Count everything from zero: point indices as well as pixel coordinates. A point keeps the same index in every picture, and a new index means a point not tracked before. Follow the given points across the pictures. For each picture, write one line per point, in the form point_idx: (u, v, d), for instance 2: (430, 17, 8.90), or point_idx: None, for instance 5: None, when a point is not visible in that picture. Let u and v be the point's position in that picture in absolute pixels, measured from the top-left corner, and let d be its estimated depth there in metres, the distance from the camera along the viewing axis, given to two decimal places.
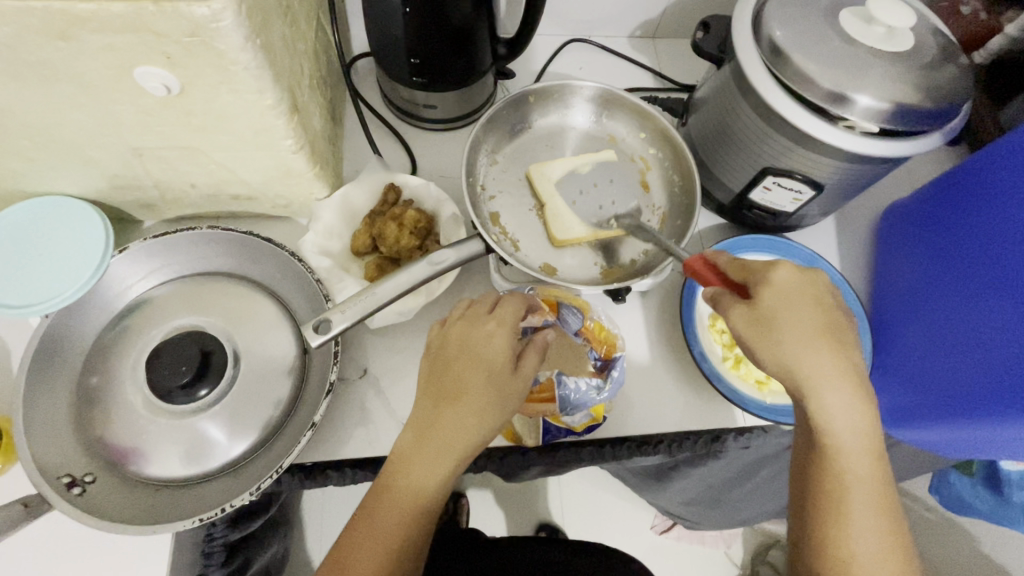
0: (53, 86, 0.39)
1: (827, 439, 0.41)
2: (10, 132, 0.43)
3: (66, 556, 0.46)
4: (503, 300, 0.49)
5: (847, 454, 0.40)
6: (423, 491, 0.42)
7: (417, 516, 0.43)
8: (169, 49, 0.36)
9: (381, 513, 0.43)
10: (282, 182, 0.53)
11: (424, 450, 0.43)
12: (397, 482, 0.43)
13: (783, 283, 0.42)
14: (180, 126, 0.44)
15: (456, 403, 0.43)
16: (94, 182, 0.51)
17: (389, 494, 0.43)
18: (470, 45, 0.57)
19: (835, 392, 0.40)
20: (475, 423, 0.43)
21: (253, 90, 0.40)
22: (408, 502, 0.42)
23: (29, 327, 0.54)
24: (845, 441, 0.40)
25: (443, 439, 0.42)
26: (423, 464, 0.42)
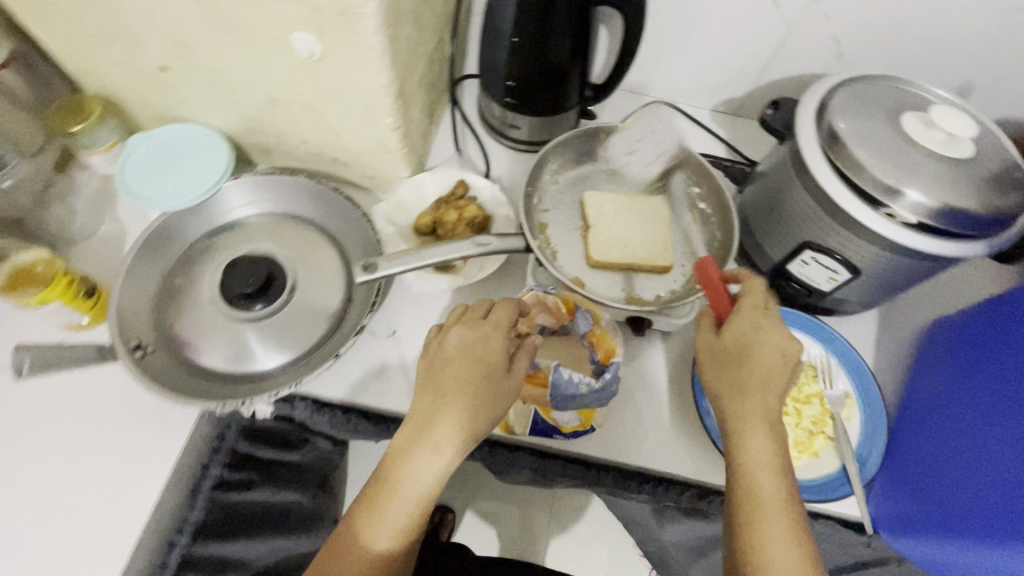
0: (229, 35, 0.50)
1: (752, 475, 0.44)
2: (190, 67, 0.55)
3: (113, 408, 0.54)
4: (496, 305, 0.51)
5: (757, 471, 0.44)
6: (416, 484, 0.45)
7: (413, 511, 0.45)
8: (322, 23, 0.46)
9: (381, 516, 0.45)
10: (375, 155, 0.63)
11: (418, 449, 0.45)
12: (393, 476, 0.45)
13: (740, 326, 0.48)
14: (311, 87, 0.54)
15: (451, 400, 0.46)
16: (234, 121, 0.63)
17: (389, 487, 0.45)
18: (561, 80, 0.66)
19: (761, 438, 0.45)
20: (477, 418, 0.45)
21: (374, 68, 0.50)
22: (405, 499, 0.45)
23: (146, 222, 0.65)
24: (766, 480, 0.43)
25: (437, 433, 0.45)
26: (426, 463, 0.45)
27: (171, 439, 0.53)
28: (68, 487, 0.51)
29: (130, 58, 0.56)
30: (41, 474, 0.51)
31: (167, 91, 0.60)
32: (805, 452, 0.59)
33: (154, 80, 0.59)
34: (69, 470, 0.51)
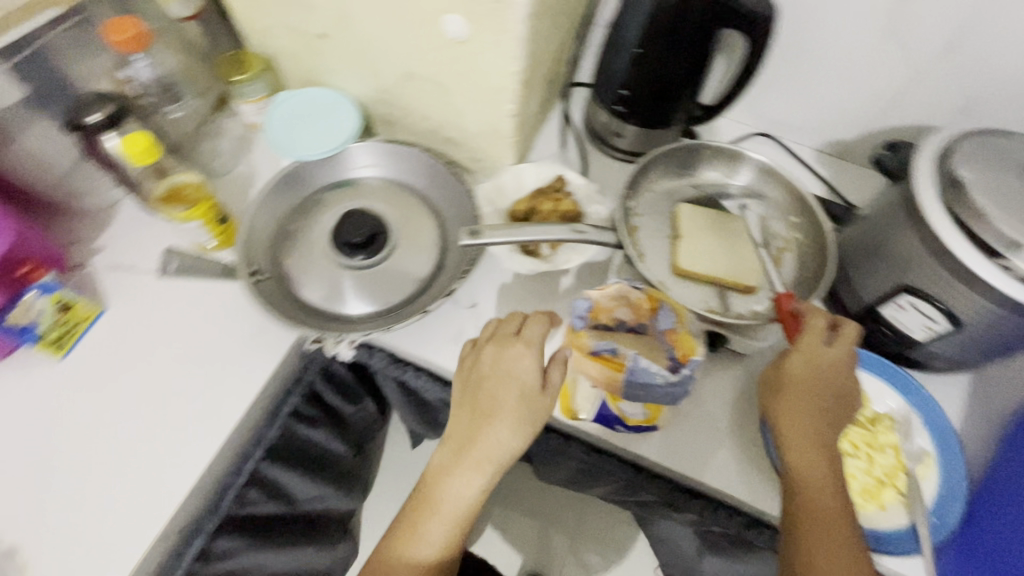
0: (389, 10, 0.56)
1: (806, 500, 0.48)
2: (345, 35, 0.62)
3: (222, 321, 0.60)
4: (529, 321, 0.53)
5: (812, 497, 0.48)
6: (460, 499, 0.50)
7: (454, 523, 0.50)
8: (476, 7, 0.51)
9: (421, 536, 0.50)
10: (487, 138, 0.67)
11: (459, 465, 0.50)
12: (440, 493, 0.50)
13: (797, 360, 0.51)
14: (448, 67, 0.59)
15: (489, 418, 0.50)
16: (369, 90, 0.69)
17: (435, 503, 0.50)
18: (673, 95, 0.68)
19: (815, 466, 0.49)
20: (512, 437, 0.49)
21: (510, 55, 0.54)
22: (450, 512, 0.50)
23: (274, 168, 0.72)
24: (820, 506, 0.47)
25: (478, 450, 0.50)
26: (464, 479, 0.50)
27: (268, 359, 0.59)
28: (176, 380, 0.57)
29: (297, 22, 0.64)
30: (156, 365, 0.58)
31: (318, 56, 0.68)
32: (871, 501, 0.56)
33: (309, 44, 0.66)
34: (178, 368, 0.58)
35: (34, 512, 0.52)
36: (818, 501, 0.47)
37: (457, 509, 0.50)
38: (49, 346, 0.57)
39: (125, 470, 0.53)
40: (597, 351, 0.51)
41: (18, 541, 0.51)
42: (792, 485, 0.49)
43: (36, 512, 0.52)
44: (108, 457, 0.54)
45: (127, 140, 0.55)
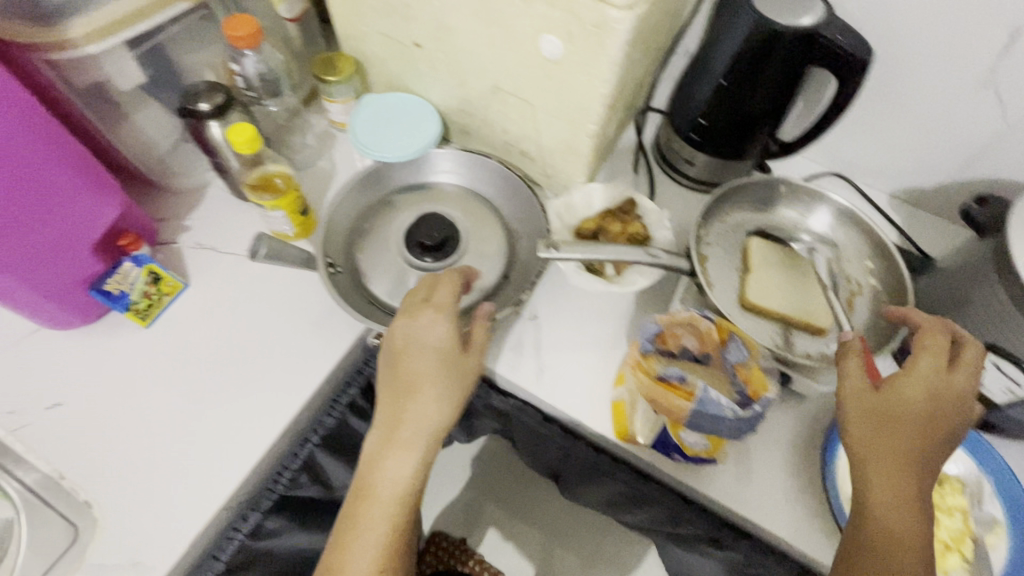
0: (487, 26, 0.58)
1: (890, 512, 0.45)
2: (440, 46, 0.64)
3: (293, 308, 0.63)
4: (437, 288, 0.56)
5: (905, 512, 0.45)
6: (399, 481, 0.50)
7: (396, 507, 0.50)
8: (576, 30, 0.52)
9: (364, 520, 0.50)
10: (563, 155, 0.68)
11: (393, 448, 0.51)
12: (376, 479, 0.50)
13: (920, 375, 0.49)
14: (536, 84, 0.61)
15: (415, 394, 0.51)
16: (451, 100, 0.71)
17: (373, 492, 0.50)
18: (753, 128, 0.68)
19: (904, 480, 0.46)
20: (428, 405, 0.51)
21: (601, 78, 0.55)
22: (389, 497, 0.50)
23: (352, 166, 0.75)
24: (916, 523, 0.45)
25: (409, 428, 0.51)
26: (398, 456, 0.50)
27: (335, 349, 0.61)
28: (248, 359, 0.60)
29: (394, 31, 0.67)
30: (231, 343, 0.61)
31: (408, 63, 0.70)
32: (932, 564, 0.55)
33: (402, 51, 0.69)
34: (251, 348, 0.60)
35: (108, 469, 0.54)
36: (909, 516, 0.45)
37: (398, 488, 0.50)
38: (136, 316, 0.61)
39: (196, 441, 0.56)
40: (665, 377, 0.51)
41: (95, 499, 0.53)
42: (875, 494, 0.46)
43: (110, 468, 0.54)
44: (182, 426, 0.56)
45: (235, 129, 0.56)
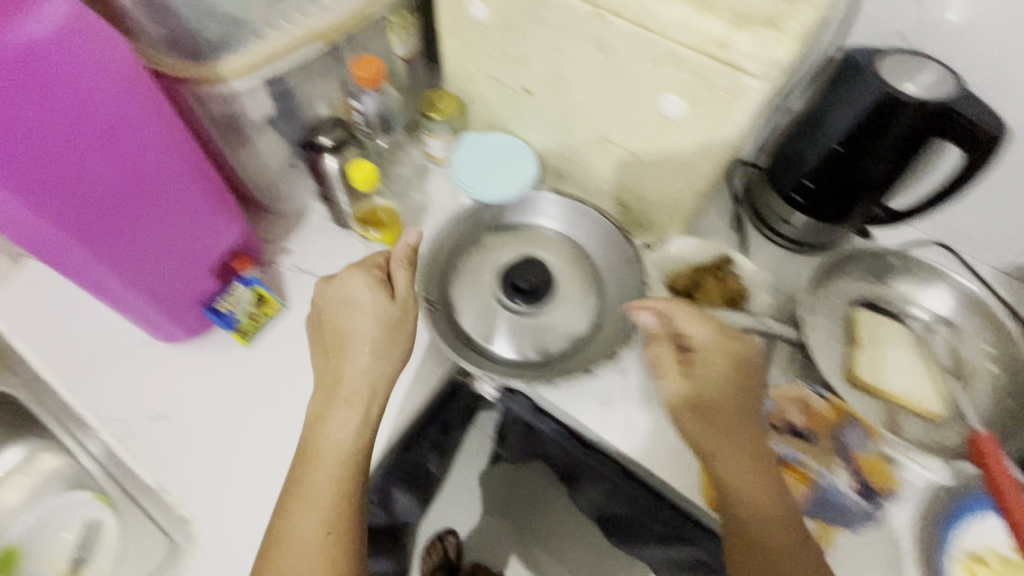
0: (606, 81, 0.58)
1: (755, 508, 0.50)
2: (551, 94, 0.66)
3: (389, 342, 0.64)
4: None
5: (742, 490, 0.50)
6: (339, 443, 0.51)
7: (338, 469, 0.50)
8: (703, 93, 0.52)
9: (308, 486, 0.49)
10: (662, 208, 0.68)
11: (335, 406, 0.52)
12: (319, 444, 0.51)
13: (704, 338, 0.54)
14: (648, 139, 0.61)
15: (343, 350, 0.53)
16: (552, 144, 0.72)
17: (317, 458, 0.50)
18: (863, 195, 0.66)
19: (738, 463, 0.51)
20: (353, 351, 0.53)
21: (722, 140, 0.55)
22: (332, 456, 0.50)
23: (447, 201, 0.77)
24: (749, 497, 0.50)
25: (345, 386, 0.52)
26: (340, 414, 0.51)
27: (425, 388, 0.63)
28: None
29: (505, 76, 0.68)
30: None
31: (513, 107, 0.72)
32: None
33: (509, 95, 0.71)
34: None
35: (211, 483, 0.57)
36: (750, 496, 0.50)
37: (340, 450, 0.51)
38: (241, 335, 0.63)
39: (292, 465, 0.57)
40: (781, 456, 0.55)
41: (193, 516, 0.55)
42: (732, 490, 0.51)
43: (212, 483, 0.57)
44: (279, 451, 0.58)
45: (355, 164, 0.58)
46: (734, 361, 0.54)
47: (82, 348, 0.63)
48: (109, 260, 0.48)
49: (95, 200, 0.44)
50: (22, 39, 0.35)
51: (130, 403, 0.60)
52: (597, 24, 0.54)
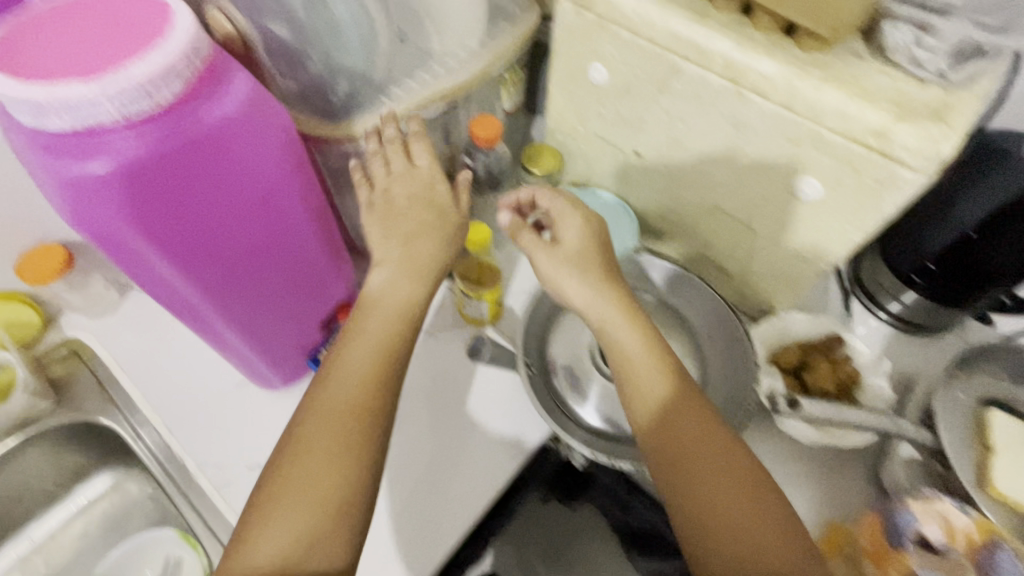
0: (733, 154, 0.56)
1: (678, 434, 0.48)
2: (663, 160, 0.64)
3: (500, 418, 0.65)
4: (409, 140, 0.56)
5: (687, 433, 0.48)
6: (401, 315, 0.51)
7: (386, 339, 0.50)
8: (848, 179, 0.50)
9: (348, 361, 0.48)
10: (772, 281, 0.65)
11: (399, 284, 0.51)
12: (370, 315, 0.51)
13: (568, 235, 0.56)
14: (771, 214, 0.58)
15: (414, 239, 0.53)
16: (654, 206, 0.70)
17: (366, 325, 0.50)
18: (991, 283, 0.60)
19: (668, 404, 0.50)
20: (420, 240, 0.53)
21: (860, 226, 0.52)
22: (380, 326, 0.50)
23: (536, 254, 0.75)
24: (701, 447, 0.48)
25: (412, 266, 0.52)
26: (388, 271, 0.52)
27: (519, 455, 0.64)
28: None
29: (615, 137, 0.67)
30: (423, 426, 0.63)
31: (617, 166, 0.70)
32: None
33: (614, 154, 0.69)
34: None
35: None
36: (685, 438, 0.48)
37: (382, 335, 0.50)
38: None
39: None
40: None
41: None
42: (667, 429, 0.49)
43: None
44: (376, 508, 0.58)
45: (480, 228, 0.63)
46: (675, 375, 0.51)
47: (184, 390, 0.63)
48: (230, 314, 0.48)
49: (229, 265, 0.43)
50: (209, 123, 0.35)
51: (231, 453, 0.59)
52: (736, 103, 0.52)
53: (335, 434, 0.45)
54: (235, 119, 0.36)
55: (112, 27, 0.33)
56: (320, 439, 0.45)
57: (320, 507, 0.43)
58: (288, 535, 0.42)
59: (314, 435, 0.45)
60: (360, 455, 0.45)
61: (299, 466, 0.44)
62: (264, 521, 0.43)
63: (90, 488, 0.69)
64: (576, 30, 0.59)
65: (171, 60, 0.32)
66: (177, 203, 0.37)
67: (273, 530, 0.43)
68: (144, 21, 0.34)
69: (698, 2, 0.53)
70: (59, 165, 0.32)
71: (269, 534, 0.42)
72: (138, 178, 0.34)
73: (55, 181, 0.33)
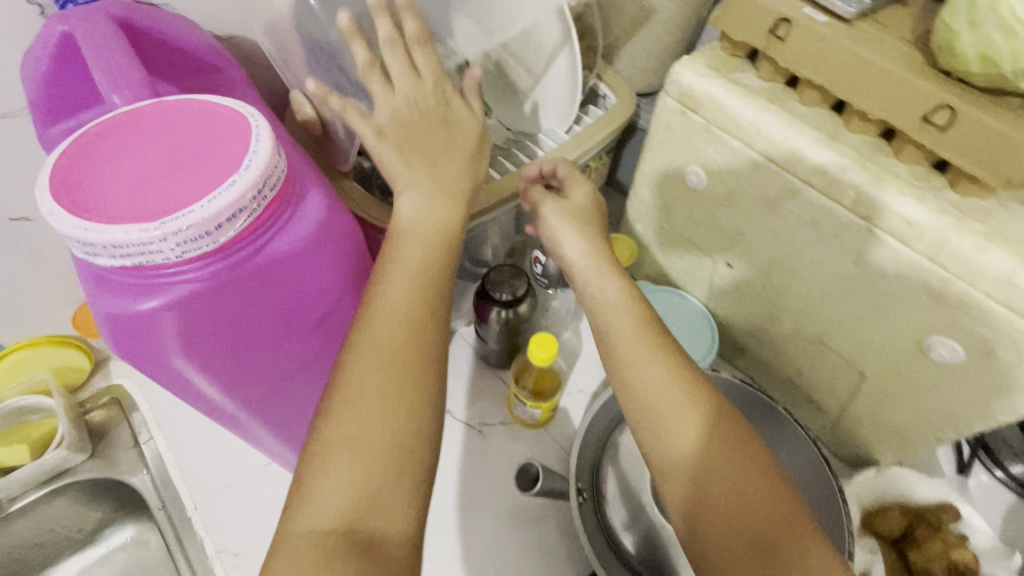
0: (850, 293, 0.48)
1: (680, 395, 0.41)
2: (759, 278, 0.56)
3: (541, 553, 0.57)
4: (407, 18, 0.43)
5: (651, 375, 0.41)
6: (439, 230, 0.40)
7: (427, 257, 0.39)
8: (1004, 352, 0.41)
9: (383, 290, 0.37)
10: (875, 430, 0.55)
11: (436, 198, 0.40)
12: (407, 237, 0.39)
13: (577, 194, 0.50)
14: (885, 366, 0.49)
15: (439, 153, 0.42)
16: (739, 320, 0.62)
17: (400, 247, 0.39)
18: None
19: (655, 366, 0.42)
20: (447, 159, 0.42)
21: (1008, 404, 0.43)
22: (419, 248, 0.39)
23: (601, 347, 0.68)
24: (660, 391, 0.41)
25: (441, 174, 0.42)
26: (422, 194, 0.40)
27: None
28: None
29: (703, 242, 0.59)
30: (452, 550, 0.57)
31: (701, 271, 0.63)
32: None
33: (701, 258, 0.61)
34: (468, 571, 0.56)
35: None
36: (659, 389, 0.41)
37: (425, 247, 0.39)
38: None
39: None
40: None
41: None
42: (673, 391, 0.41)
43: None
44: None
45: (544, 343, 0.51)
46: (674, 360, 0.42)
47: (215, 457, 0.60)
48: (273, 424, 0.44)
49: (276, 380, 0.39)
50: (277, 251, 0.31)
51: (249, 539, 0.56)
52: (865, 242, 0.44)
53: (385, 366, 0.35)
54: (304, 241, 0.33)
55: (179, 147, 0.29)
56: (369, 375, 0.35)
57: (377, 458, 0.33)
58: (343, 492, 0.32)
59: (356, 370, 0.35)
60: (417, 394, 0.35)
61: (340, 423, 0.34)
62: (311, 479, 0.33)
63: (112, 539, 0.66)
64: (676, 128, 0.54)
65: (244, 195, 0.28)
66: (234, 330, 0.33)
67: (324, 488, 0.32)
68: (214, 136, 0.30)
69: (827, 125, 0.46)
70: (112, 303, 0.28)
71: (321, 495, 0.32)
72: (190, 311, 0.30)
73: (106, 318, 0.29)
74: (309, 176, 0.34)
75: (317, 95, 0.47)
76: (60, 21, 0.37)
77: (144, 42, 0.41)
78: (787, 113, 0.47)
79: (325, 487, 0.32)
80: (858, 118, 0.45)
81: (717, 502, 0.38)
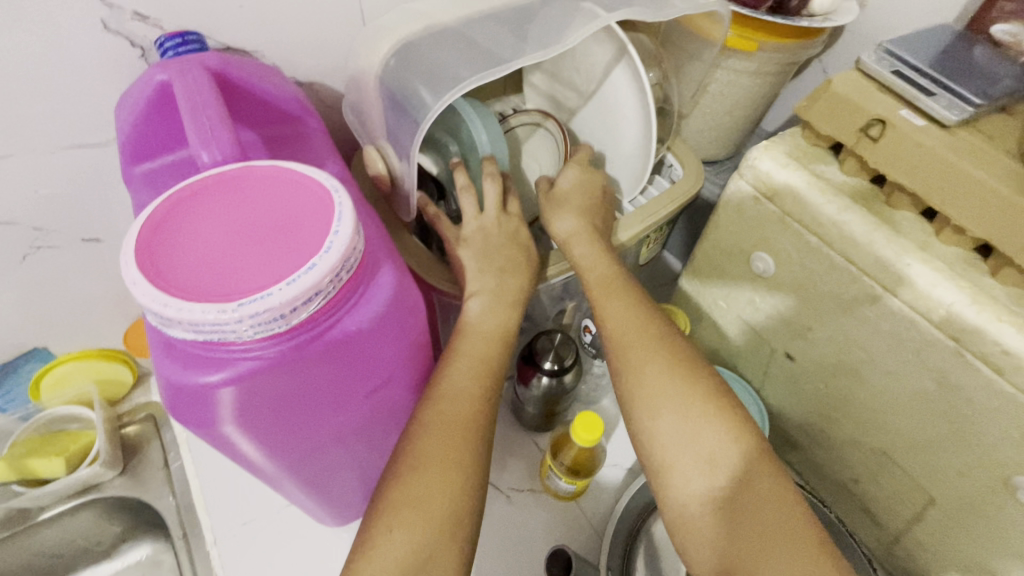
0: (926, 409, 0.44)
1: (645, 325, 0.45)
2: (822, 378, 0.52)
3: None
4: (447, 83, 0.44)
5: (617, 313, 0.46)
6: (500, 328, 0.43)
7: (487, 347, 0.42)
8: None
9: (450, 377, 0.40)
10: (938, 556, 0.51)
11: (502, 299, 0.44)
12: (472, 330, 0.43)
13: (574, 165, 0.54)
14: (959, 492, 0.45)
15: (508, 249, 0.46)
16: (794, 414, 0.58)
17: (465, 339, 0.43)
18: None
19: (623, 301, 0.47)
20: (520, 263, 0.46)
21: None
22: (484, 341, 0.43)
23: None
24: (627, 323, 0.45)
25: (504, 262, 0.45)
26: (486, 289, 0.44)
27: None
28: None
29: (763, 329, 0.56)
30: None
31: (755, 357, 0.59)
32: None
33: (759, 346, 0.58)
34: None
35: None
36: (626, 322, 0.46)
37: (491, 345, 0.43)
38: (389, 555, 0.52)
39: None
40: None
41: None
42: (636, 319, 0.46)
43: None
44: None
45: (589, 421, 0.51)
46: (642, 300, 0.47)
47: (235, 490, 0.58)
48: (309, 484, 0.43)
49: (318, 446, 0.38)
50: (343, 332, 0.31)
51: None
52: (950, 363, 0.41)
53: (452, 437, 0.38)
54: (369, 322, 0.32)
55: (260, 222, 0.29)
56: (435, 442, 0.37)
57: (437, 521, 0.35)
58: (404, 548, 0.34)
59: (426, 443, 0.37)
60: (473, 465, 0.38)
61: (404, 483, 0.36)
62: (376, 533, 0.35)
63: (126, 556, 0.65)
64: (746, 212, 0.51)
65: (321, 281, 0.27)
66: (289, 403, 0.33)
67: (387, 544, 0.34)
68: (293, 211, 0.30)
69: (913, 232, 0.44)
70: (181, 373, 0.29)
71: (383, 550, 0.34)
72: (251, 385, 0.30)
73: (170, 384, 0.29)
74: (381, 254, 0.34)
75: (390, 153, 0.47)
76: (161, 70, 0.38)
77: (232, 89, 0.41)
78: (871, 215, 0.45)
79: (388, 542, 0.34)
80: (950, 230, 0.42)
81: (681, 424, 0.41)
